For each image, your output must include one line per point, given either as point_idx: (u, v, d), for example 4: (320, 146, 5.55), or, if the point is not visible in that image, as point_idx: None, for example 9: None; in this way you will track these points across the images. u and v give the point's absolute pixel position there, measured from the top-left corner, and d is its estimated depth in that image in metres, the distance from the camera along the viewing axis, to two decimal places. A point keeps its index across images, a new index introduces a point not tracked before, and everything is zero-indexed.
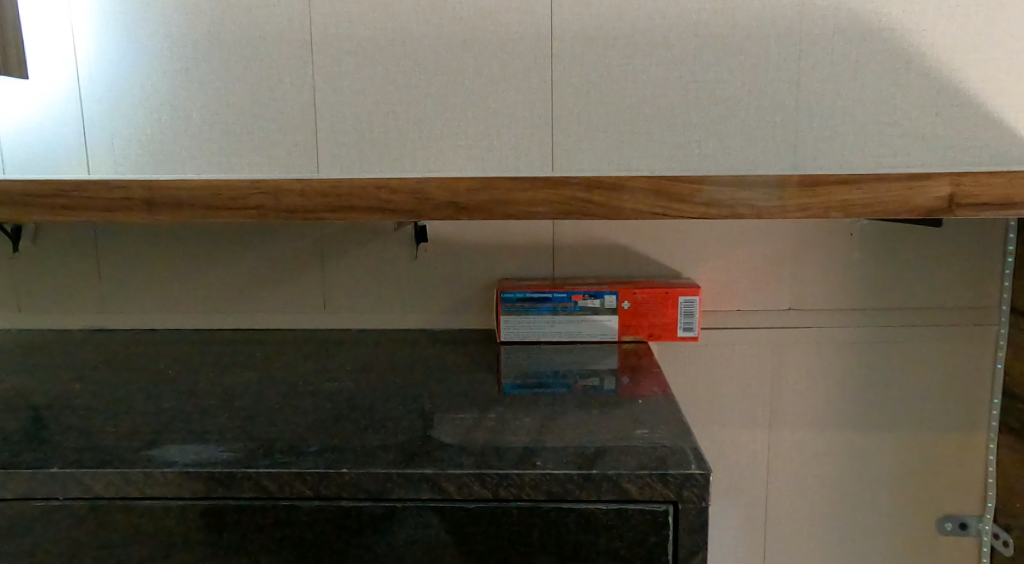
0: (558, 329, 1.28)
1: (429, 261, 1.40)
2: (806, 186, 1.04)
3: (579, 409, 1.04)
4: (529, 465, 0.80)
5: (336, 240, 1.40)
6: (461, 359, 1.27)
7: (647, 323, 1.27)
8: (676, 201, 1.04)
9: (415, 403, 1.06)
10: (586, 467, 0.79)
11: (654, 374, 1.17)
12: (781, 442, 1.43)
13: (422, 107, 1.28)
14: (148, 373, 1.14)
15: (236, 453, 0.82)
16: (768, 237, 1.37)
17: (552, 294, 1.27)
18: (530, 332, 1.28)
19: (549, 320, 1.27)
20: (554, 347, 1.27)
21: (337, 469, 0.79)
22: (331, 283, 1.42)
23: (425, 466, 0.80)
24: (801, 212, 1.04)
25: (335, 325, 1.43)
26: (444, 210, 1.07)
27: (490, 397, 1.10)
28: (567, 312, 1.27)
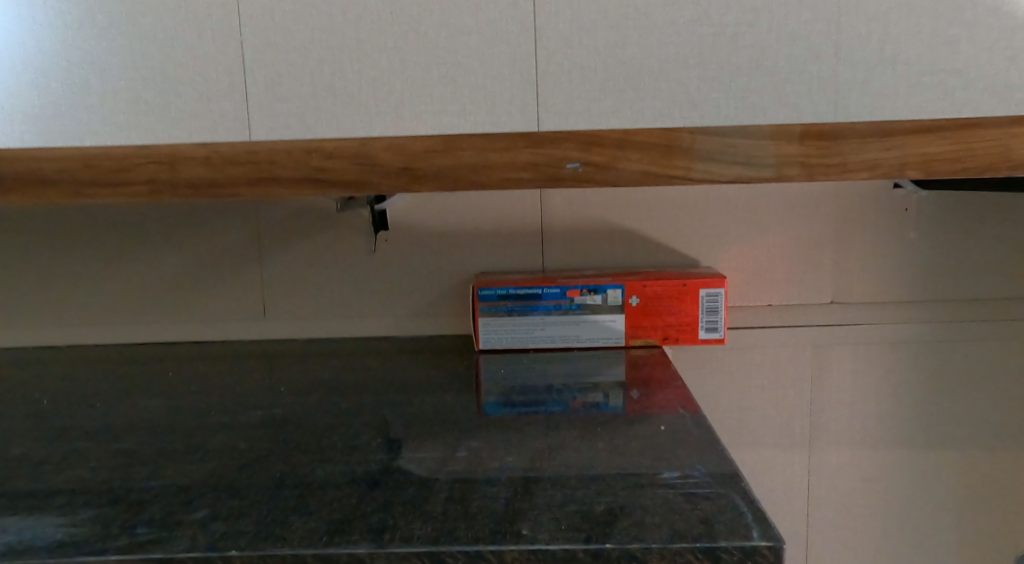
0: (550, 333, 1.02)
1: (390, 252, 1.14)
2: (873, 139, 0.81)
3: (578, 436, 0.79)
4: (512, 538, 0.57)
5: (274, 231, 1.14)
6: (428, 373, 1.01)
7: (661, 323, 1.00)
8: (700, 159, 0.82)
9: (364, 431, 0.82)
10: (595, 541, 0.56)
11: (675, 389, 0.91)
12: (822, 464, 1.19)
13: (351, 34, 0.82)
14: (21, 406, 0.89)
15: (76, 528, 0.60)
16: (804, 217, 1.12)
17: (540, 289, 1.01)
18: (515, 336, 1.03)
19: (539, 322, 1.02)
20: (547, 357, 1.01)
21: (220, 551, 0.57)
22: (270, 284, 1.16)
23: (358, 542, 0.57)
24: (869, 173, 0.82)
25: (279, 335, 1.17)
26: (395, 180, 0.84)
27: (463, 422, 0.84)
28: (561, 312, 1.01)
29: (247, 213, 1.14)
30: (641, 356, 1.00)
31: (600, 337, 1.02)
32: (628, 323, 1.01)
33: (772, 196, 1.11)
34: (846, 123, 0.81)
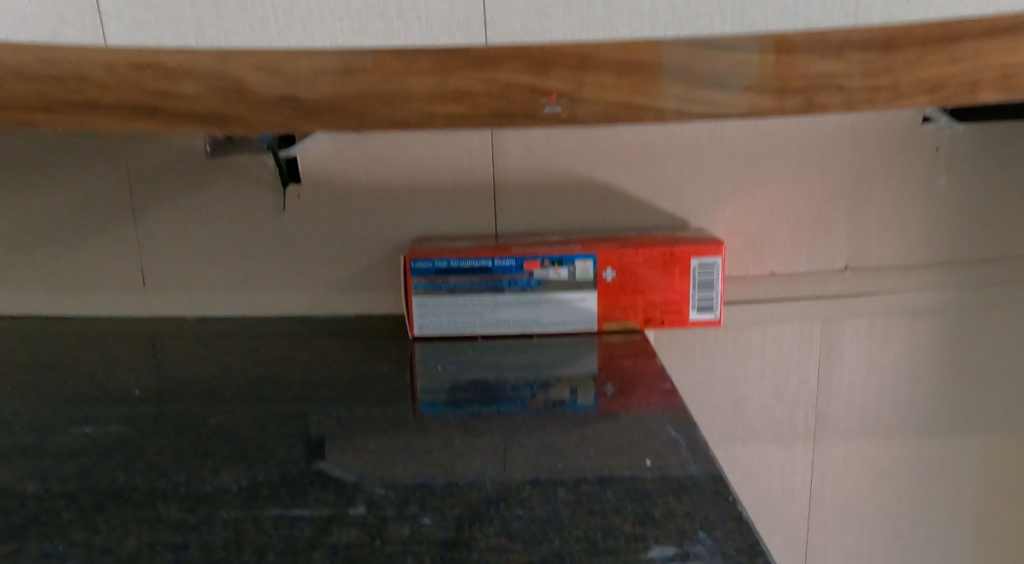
0: (503, 316, 0.80)
1: (301, 210, 0.91)
2: (935, 46, 0.55)
3: (537, 439, 0.58)
4: None
5: (151, 183, 0.91)
6: (341, 369, 0.78)
7: (644, 304, 0.79)
8: (710, 84, 0.56)
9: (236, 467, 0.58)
10: None
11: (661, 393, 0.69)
12: (829, 461, 0.99)
13: None
14: None
15: None
16: (818, 163, 0.89)
17: (490, 260, 0.77)
18: (459, 321, 0.80)
19: (489, 303, 0.79)
20: (499, 346, 0.80)
21: None
22: (150, 249, 0.93)
23: None
24: (929, 96, 0.57)
25: (168, 312, 0.95)
26: (275, 114, 0.56)
27: (377, 433, 0.61)
28: (516, 289, 0.78)
29: (116, 160, 0.91)
30: (618, 344, 0.79)
31: (567, 321, 0.80)
32: (602, 303, 0.79)
33: (781, 138, 0.88)
34: (899, 23, 0.55)
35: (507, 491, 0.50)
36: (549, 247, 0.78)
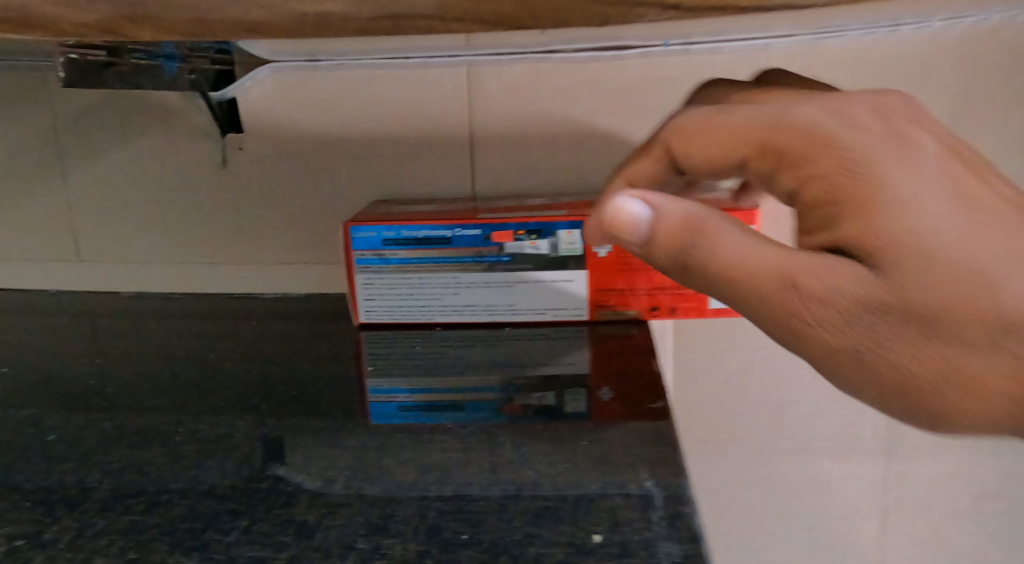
0: (468, 302, 0.63)
1: (245, 168, 0.75)
2: None
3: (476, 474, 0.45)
4: None
5: (75, 130, 0.75)
6: (260, 364, 0.61)
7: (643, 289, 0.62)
8: None
9: (45, 510, 0.42)
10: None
11: (648, 416, 0.51)
12: (913, 482, 0.77)
13: None
14: None
15: None
16: (904, 97, 0.67)
17: (449, 231, 0.60)
18: (413, 306, 0.64)
19: (450, 285, 0.62)
20: (465, 340, 0.64)
21: None
22: (79, 210, 0.79)
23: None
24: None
25: (102, 286, 0.81)
26: (91, 15, 0.39)
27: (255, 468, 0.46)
28: (484, 269, 0.61)
29: (33, 101, 0.75)
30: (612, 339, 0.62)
31: (548, 309, 0.63)
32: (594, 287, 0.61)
33: (852, 68, 0.66)
34: None
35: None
36: (527, 215, 0.61)
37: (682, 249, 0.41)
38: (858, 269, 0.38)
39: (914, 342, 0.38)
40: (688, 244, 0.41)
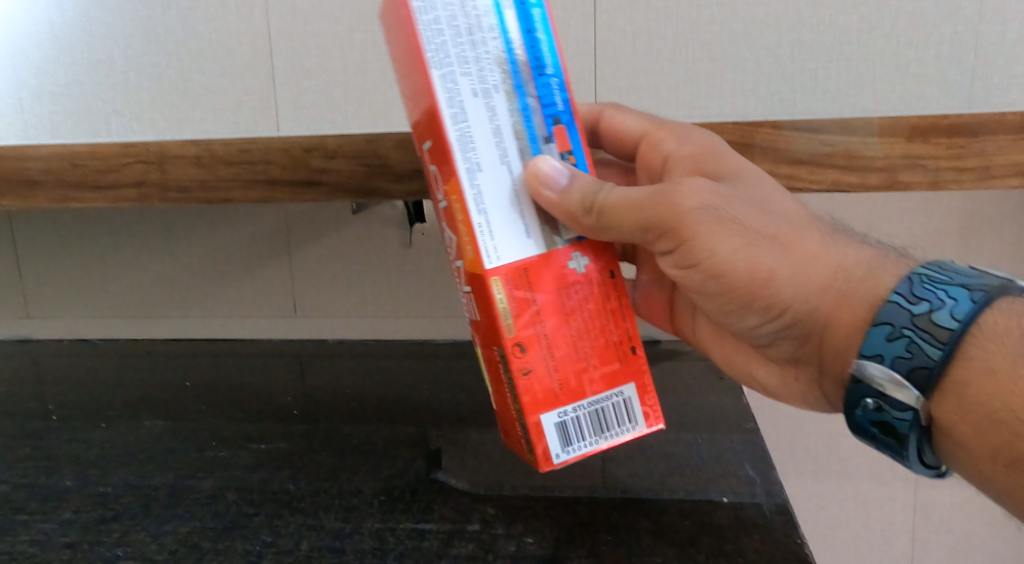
0: (462, 136, 0.51)
1: (426, 248, 1.02)
2: (970, 139, 0.71)
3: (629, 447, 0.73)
4: (524, 486, 0.66)
5: (303, 222, 1.03)
6: (458, 394, 0.87)
7: (591, 388, 0.54)
8: None
9: (372, 463, 0.71)
10: (598, 491, 0.65)
11: (743, 434, 0.75)
12: (935, 503, 0.99)
13: None
14: (20, 420, 0.84)
15: (62, 537, 0.61)
16: (920, 214, 0.89)
17: (553, 86, 0.52)
18: (443, 27, 0.50)
19: (478, 82, 0.51)
20: None
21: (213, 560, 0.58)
22: (300, 280, 1.05)
23: (366, 526, 0.61)
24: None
25: (311, 335, 1.08)
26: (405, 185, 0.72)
27: (490, 446, 0.73)
28: (522, 147, 0.52)
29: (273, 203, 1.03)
30: (531, 383, 0.53)
31: (497, 248, 0.52)
32: (556, 312, 0.53)
33: None
34: (963, 117, 0.71)
35: (589, 495, 0.64)
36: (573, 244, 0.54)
37: (593, 196, 0.53)
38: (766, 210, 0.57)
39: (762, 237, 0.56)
40: (603, 188, 0.54)
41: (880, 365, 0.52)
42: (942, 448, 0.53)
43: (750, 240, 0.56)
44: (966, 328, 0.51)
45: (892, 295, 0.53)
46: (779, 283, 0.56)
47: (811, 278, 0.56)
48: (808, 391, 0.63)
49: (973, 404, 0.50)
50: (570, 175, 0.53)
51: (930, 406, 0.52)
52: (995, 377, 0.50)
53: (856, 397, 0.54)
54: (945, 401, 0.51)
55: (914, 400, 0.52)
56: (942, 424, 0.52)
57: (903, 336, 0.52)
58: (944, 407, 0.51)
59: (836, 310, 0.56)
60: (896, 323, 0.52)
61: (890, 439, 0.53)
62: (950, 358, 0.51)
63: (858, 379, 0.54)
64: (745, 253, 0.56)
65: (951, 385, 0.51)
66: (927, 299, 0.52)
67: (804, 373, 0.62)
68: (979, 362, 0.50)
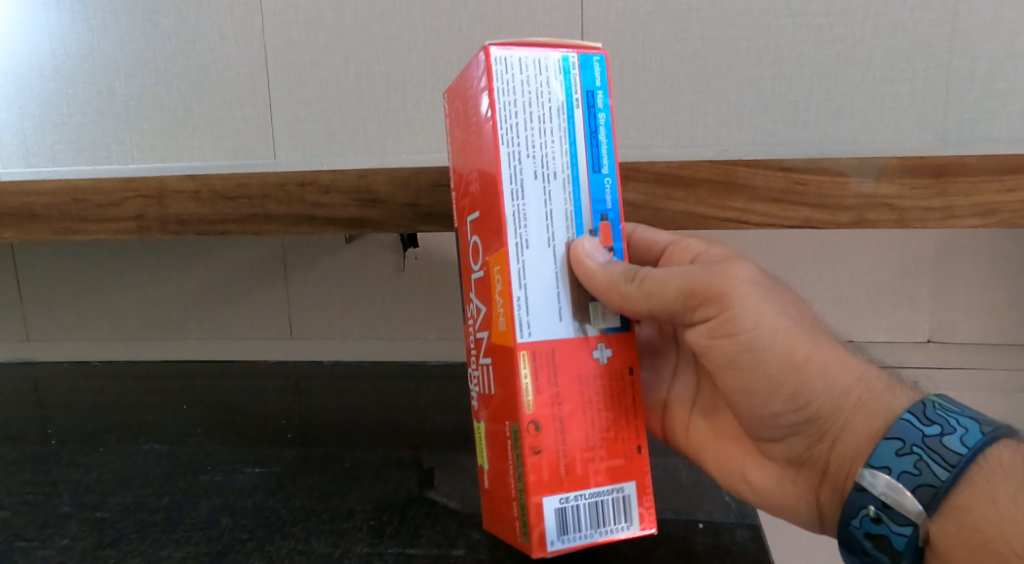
0: (516, 212, 0.54)
1: (419, 273, 1.05)
2: (987, 174, 0.61)
3: None
4: None
5: (300, 247, 1.06)
6: (450, 418, 0.90)
7: (594, 479, 0.56)
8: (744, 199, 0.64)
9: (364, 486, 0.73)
10: None
11: None
12: None
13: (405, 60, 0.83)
14: (22, 442, 0.87)
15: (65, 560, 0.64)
16: (897, 243, 0.92)
17: (606, 186, 0.56)
18: (518, 111, 0.53)
19: (541, 166, 0.54)
20: None
21: None
22: (296, 303, 1.08)
23: (356, 551, 0.63)
24: (982, 220, 0.61)
25: (306, 356, 1.10)
26: (401, 220, 0.71)
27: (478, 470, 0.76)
28: (569, 236, 0.55)
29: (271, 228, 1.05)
30: (540, 462, 0.55)
31: (530, 324, 0.55)
32: (581, 399, 0.56)
33: None
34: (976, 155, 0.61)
35: None
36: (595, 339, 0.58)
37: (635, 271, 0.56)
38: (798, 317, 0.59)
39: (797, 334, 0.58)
40: (639, 269, 0.56)
41: (887, 477, 0.54)
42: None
43: (791, 323, 0.57)
44: (973, 456, 0.53)
45: (906, 414, 0.56)
46: (813, 373, 0.57)
47: (830, 383, 0.57)
48: (803, 497, 0.63)
49: (974, 530, 0.52)
50: (612, 258, 0.55)
51: (931, 526, 0.54)
52: (996, 507, 0.52)
53: (856, 506, 0.55)
54: (946, 525, 0.53)
55: (915, 516, 0.53)
56: (937, 548, 0.54)
57: (914, 454, 0.54)
58: (945, 531, 0.53)
59: (853, 416, 0.57)
60: (908, 440, 0.55)
61: (885, 554, 0.55)
62: (955, 482, 0.53)
63: (863, 487, 0.55)
64: (786, 337, 0.57)
65: (953, 509, 0.53)
66: (939, 423, 0.55)
67: (803, 478, 0.62)
68: (982, 491, 0.53)
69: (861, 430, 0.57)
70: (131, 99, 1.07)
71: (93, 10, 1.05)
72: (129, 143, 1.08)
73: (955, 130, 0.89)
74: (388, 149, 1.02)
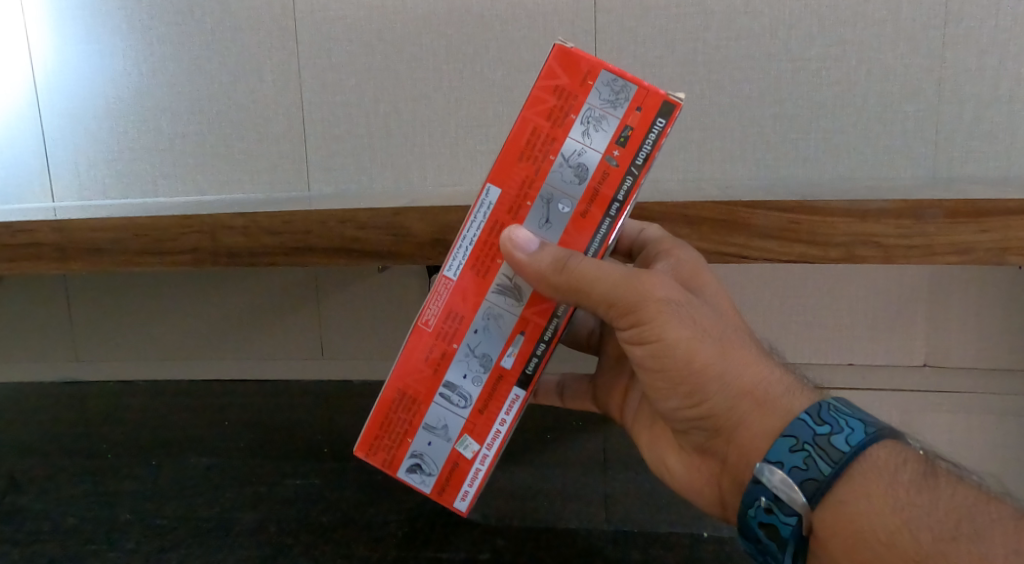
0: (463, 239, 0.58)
1: None
2: (963, 216, 0.67)
3: (623, 485, 0.81)
4: (529, 521, 0.75)
5: (331, 274, 1.13)
6: None
7: None
8: (743, 234, 0.70)
9: (394, 494, 0.80)
10: (594, 526, 0.74)
11: None
12: None
13: None
14: (80, 456, 0.94)
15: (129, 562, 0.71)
16: (891, 272, 0.97)
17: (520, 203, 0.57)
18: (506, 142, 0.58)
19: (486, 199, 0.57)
20: (575, 451, 0.87)
21: None
22: (327, 325, 1.15)
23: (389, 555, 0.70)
24: (957, 257, 0.68)
25: (336, 375, 1.17)
26: (430, 252, 0.78)
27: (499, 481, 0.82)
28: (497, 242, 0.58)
29: None
30: None
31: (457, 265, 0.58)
32: None
33: None
34: (953, 198, 0.67)
35: (587, 530, 0.74)
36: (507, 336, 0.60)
37: (568, 260, 0.57)
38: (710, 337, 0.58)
39: (697, 356, 0.57)
40: (565, 264, 0.56)
41: (780, 472, 0.54)
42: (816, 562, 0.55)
43: (694, 337, 0.57)
44: (855, 455, 0.53)
45: (802, 413, 0.55)
46: (710, 377, 0.57)
47: (734, 382, 0.57)
48: (709, 483, 0.63)
49: (850, 524, 0.53)
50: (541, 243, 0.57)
51: (815, 517, 0.53)
52: (870, 502, 0.53)
53: (750, 496, 0.55)
54: (828, 519, 0.53)
55: (801, 507, 0.53)
56: (824, 541, 0.54)
57: (804, 449, 0.54)
58: (827, 523, 0.53)
59: (751, 415, 0.57)
60: (800, 437, 0.54)
61: (774, 544, 0.55)
62: (838, 477, 0.53)
63: (756, 479, 0.55)
64: (687, 351, 0.57)
65: (837, 502, 0.53)
66: (830, 423, 0.54)
67: (707, 466, 0.63)
68: (859, 487, 0.53)
69: (759, 431, 0.57)
70: (177, 136, 1.15)
71: (142, 56, 1.14)
72: (173, 177, 1.16)
73: (942, 168, 0.96)
74: (414, 182, 1.10)
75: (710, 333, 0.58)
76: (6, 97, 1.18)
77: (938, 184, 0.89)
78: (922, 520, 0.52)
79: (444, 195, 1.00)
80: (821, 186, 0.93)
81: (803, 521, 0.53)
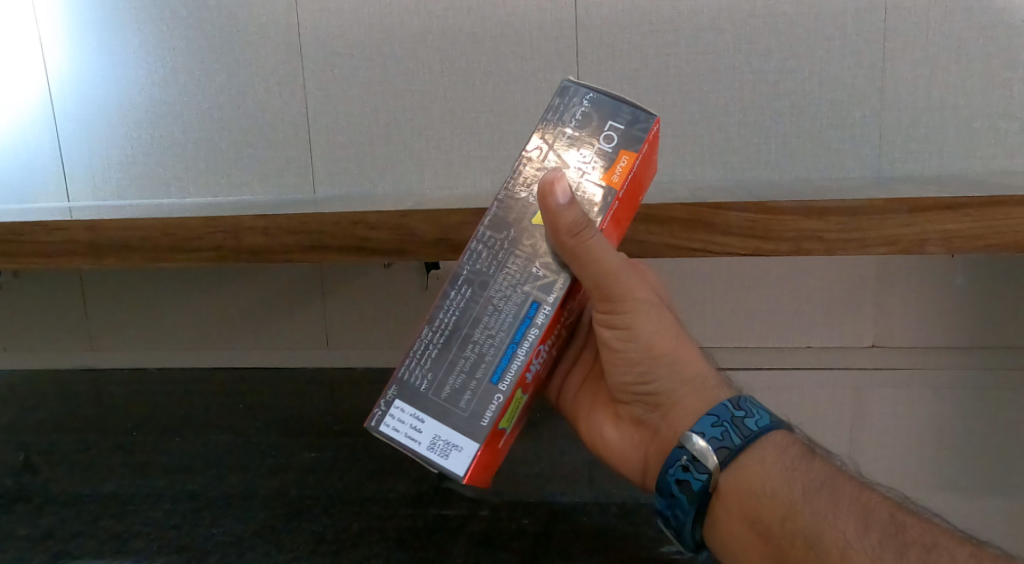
0: None
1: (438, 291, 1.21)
2: (893, 214, 0.78)
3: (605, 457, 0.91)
4: (522, 487, 0.85)
5: (336, 271, 1.22)
6: None
7: None
8: (707, 231, 0.80)
9: (403, 465, 0.90)
10: (582, 493, 0.84)
11: None
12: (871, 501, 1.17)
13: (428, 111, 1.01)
14: (108, 435, 1.03)
15: (169, 519, 0.80)
16: (843, 263, 1.09)
17: None
18: None
19: None
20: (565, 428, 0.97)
21: (284, 536, 0.77)
22: (331, 318, 1.24)
23: (400, 514, 0.80)
24: (888, 248, 0.79)
25: (340, 364, 1.26)
26: (434, 250, 0.87)
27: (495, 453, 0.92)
28: None
29: None
30: None
31: None
32: None
33: None
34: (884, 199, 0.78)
35: (575, 496, 0.84)
36: None
37: (586, 227, 0.60)
38: (672, 331, 0.69)
39: (663, 345, 0.68)
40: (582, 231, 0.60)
41: (700, 438, 0.64)
42: (715, 515, 0.64)
43: (661, 329, 0.68)
44: (761, 434, 0.64)
45: (724, 399, 0.66)
46: (666, 363, 0.68)
47: (683, 371, 0.69)
48: (636, 453, 0.74)
49: (744, 482, 0.63)
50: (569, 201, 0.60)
51: (721, 476, 0.64)
52: (763, 466, 0.63)
53: (672, 456, 0.65)
54: (730, 478, 0.63)
55: (712, 466, 0.64)
56: (724, 495, 0.64)
57: (722, 425, 0.64)
58: (729, 482, 0.64)
59: (686, 397, 0.68)
60: (720, 415, 0.65)
61: (685, 498, 0.64)
62: (746, 449, 0.64)
63: (682, 442, 0.65)
64: (657, 334, 0.68)
65: (739, 467, 0.64)
66: (745, 408, 0.65)
67: (638, 438, 0.74)
68: (758, 456, 0.64)
69: (689, 410, 0.68)
70: (187, 141, 1.24)
71: (156, 67, 1.22)
72: (185, 179, 1.25)
73: (886, 169, 1.07)
74: (413, 185, 1.19)
75: (672, 329, 0.69)
76: (24, 104, 1.26)
77: (880, 183, 1.00)
78: (799, 486, 0.62)
79: (441, 197, 1.09)
80: (779, 186, 1.03)
81: (708, 480, 0.64)
